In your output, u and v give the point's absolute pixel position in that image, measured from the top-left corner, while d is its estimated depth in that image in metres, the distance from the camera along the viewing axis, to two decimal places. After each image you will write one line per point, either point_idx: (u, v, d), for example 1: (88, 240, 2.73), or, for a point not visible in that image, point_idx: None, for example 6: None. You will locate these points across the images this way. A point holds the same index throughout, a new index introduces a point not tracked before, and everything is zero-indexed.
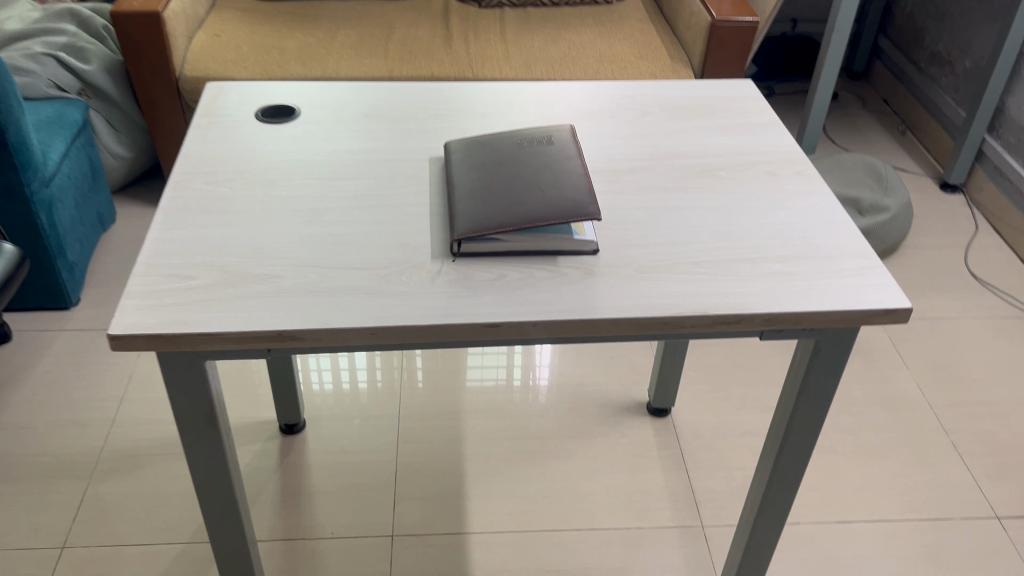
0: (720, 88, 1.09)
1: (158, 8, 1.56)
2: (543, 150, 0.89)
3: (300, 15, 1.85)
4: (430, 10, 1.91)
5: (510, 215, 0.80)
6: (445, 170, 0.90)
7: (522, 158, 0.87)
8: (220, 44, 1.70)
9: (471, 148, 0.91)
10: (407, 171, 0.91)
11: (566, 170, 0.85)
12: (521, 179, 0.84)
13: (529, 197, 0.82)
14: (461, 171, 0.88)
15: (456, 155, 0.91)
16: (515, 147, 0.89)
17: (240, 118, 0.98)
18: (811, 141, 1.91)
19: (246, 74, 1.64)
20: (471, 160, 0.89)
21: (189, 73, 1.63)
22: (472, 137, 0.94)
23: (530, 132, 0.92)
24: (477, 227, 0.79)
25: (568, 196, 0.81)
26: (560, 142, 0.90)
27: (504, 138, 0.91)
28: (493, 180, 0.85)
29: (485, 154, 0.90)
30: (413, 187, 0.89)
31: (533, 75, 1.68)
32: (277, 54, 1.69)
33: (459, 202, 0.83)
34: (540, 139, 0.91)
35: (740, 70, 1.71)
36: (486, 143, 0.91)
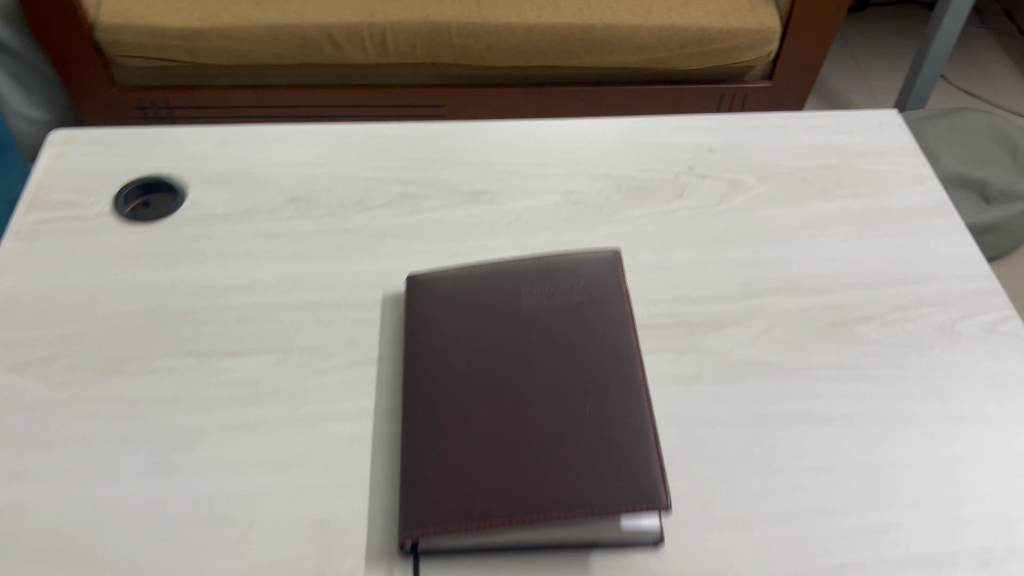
0: (848, 132, 0.70)
1: None
2: (573, 318, 0.52)
3: None
4: None
5: (511, 491, 0.44)
6: (407, 337, 0.54)
7: (536, 338, 0.51)
8: None
9: (451, 299, 0.55)
10: (341, 331, 0.55)
11: (618, 373, 0.49)
12: (534, 392, 0.48)
13: (548, 446, 0.46)
14: (432, 353, 0.52)
15: (426, 312, 0.55)
16: (525, 308, 0.53)
17: (90, 209, 0.62)
18: (923, 91, 1.48)
19: (181, 21, 1.23)
20: (448, 330, 0.53)
21: (107, 20, 1.23)
22: (454, 267, 0.58)
23: (552, 270, 0.55)
24: (451, 514, 0.44)
25: (620, 447, 0.45)
26: (604, 296, 0.53)
27: (507, 283, 0.55)
28: (484, 386, 0.49)
29: (474, 318, 0.54)
30: (349, 372, 0.53)
31: (562, 17, 1.25)
32: None
33: (423, 436, 0.48)
34: (570, 289, 0.54)
35: (841, 10, 1.27)
36: (478, 288, 0.55)
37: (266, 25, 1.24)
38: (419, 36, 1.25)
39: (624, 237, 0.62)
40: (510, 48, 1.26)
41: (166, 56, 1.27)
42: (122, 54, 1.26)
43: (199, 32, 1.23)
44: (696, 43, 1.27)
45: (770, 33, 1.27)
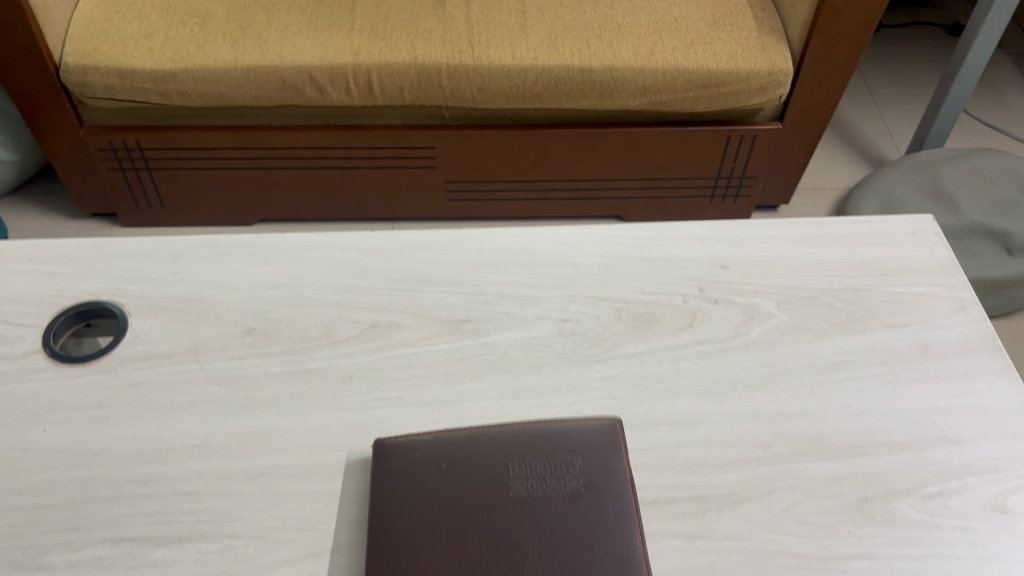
0: (878, 246, 0.62)
1: None
2: (581, 518, 0.45)
3: None
4: None
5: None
6: (372, 528, 0.46)
7: (542, 546, 0.44)
8: (119, 8, 1.19)
9: (428, 479, 0.47)
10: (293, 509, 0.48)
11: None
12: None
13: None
14: (402, 544, 0.45)
15: (396, 495, 0.47)
16: (522, 501, 0.46)
17: (18, 344, 0.54)
18: (941, 130, 1.39)
19: (151, 61, 1.14)
20: (427, 525, 0.45)
21: (71, 59, 1.14)
22: (425, 431, 0.50)
23: (549, 447, 0.48)
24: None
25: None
26: (611, 485, 0.47)
27: (497, 464, 0.47)
28: None
29: (460, 509, 0.46)
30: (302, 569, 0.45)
31: (561, 59, 1.16)
32: (197, 25, 1.18)
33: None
34: (572, 475, 0.47)
35: (861, 50, 1.17)
36: (459, 468, 0.48)
37: (243, 67, 1.14)
38: (406, 78, 1.15)
39: (625, 381, 0.54)
40: (504, 92, 1.17)
41: (136, 99, 1.17)
42: (89, 96, 1.17)
43: (171, 73, 1.13)
44: (702, 85, 1.17)
45: (781, 75, 1.17)
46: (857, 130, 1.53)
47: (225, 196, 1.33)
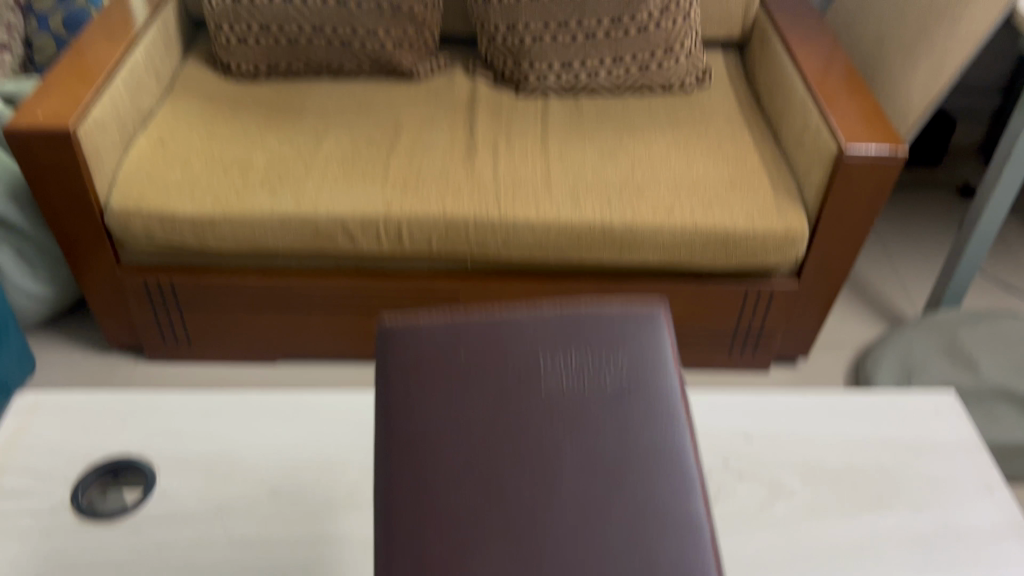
0: (903, 425, 0.63)
1: (72, 123, 1.10)
2: (628, 414, 0.55)
3: (281, 106, 1.40)
4: (451, 98, 1.44)
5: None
6: (416, 410, 0.55)
7: (597, 439, 0.54)
8: (166, 158, 1.25)
9: (498, 342, 0.57)
10: (380, 352, 0.57)
11: (686, 491, 0.53)
12: (601, 498, 0.52)
13: (624, 558, 0.50)
14: (448, 418, 0.55)
15: (471, 347, 0.56)
16: (580, 392, 0.56)
17: (47, 500, 0.55)
18: (958, 290, 1.41)
19: (192, 207, 1.19)
20: (495, 391, 0.55)
21: (117, 204, 1.19)
22: (497, 301, 0.58)
23: (607, 333, 0.57)
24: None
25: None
26: (653, 380, 0.57)
27: (558, 341, 0.57)
28: (520, 472, 0.53)
29: (520, 376, 0.56)
30: (393, 415, 0.55)
31: (584, 214, 1.20)
32: (238, 173, 1.24)
33: (482, 531, 0.51)
34: (626, 360, 0.57)
35: (874, 217, 1.20)
36: (492, 350, 0.57)
37: (279, 215, 1.19)
38: (435, 229, 1.20)
39: None
40: (528, 245, 1.21)
41: (175, 242, 1.21)
42: (130, 238, 1.22)
43: (211, 219, 1.19)
44: (721, 242, 1.21)
45: (797, 236, 1.21)
46: (874, 286, 1.55)
47: (252, 334, 1.36)
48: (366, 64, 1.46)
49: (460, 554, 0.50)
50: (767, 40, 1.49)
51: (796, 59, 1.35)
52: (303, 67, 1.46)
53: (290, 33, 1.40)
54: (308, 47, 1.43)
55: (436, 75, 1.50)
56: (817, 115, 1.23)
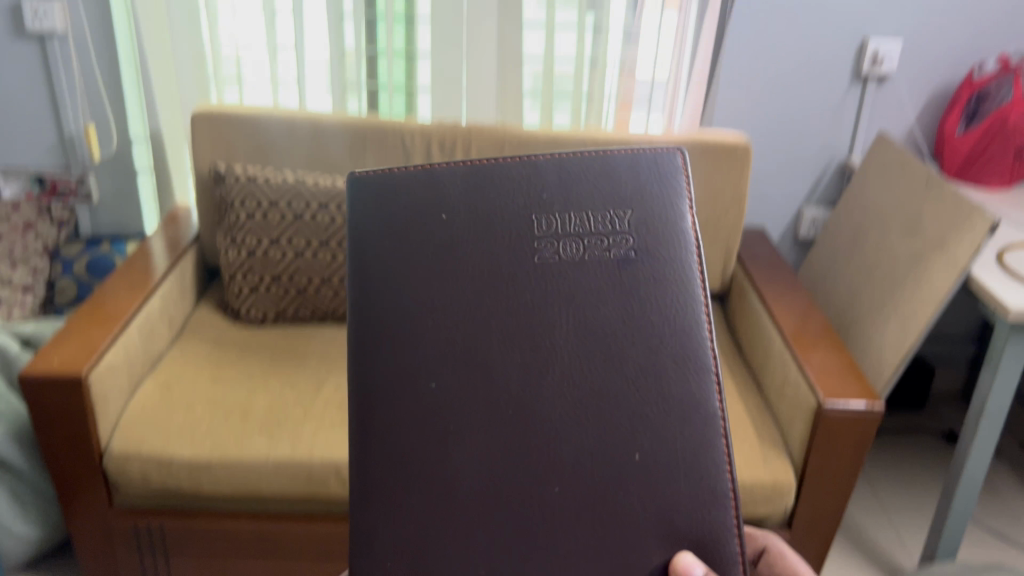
0: None
1: (84, 370, 1.15)
2: (633, 281, 0.73)
3: (285, 352, 1.47)
4: None
5: (588, 485, 0.70)
6: (435, 238, 0.73)
7: (601, 328, 0.72)
8: (169, 402, 1.30)
9: (515, 182, 0.74)
10: (396, 196, 0.75)
11: (688, 377, 0.72)
12: (605, 386, 0.71)
13: (625, 449, 0.70)
14: (462, 279, 0.72)
15: (479, 191, 0.74)
16: (586, 262, 0.73)
17: None
18: (951, 545, 1.41)
19: (189, 452, 1.21)
20: (507, 254, 0.73)
21: (116, 448, 1.21)
22: (504, 156, 0.75)
23: (616, 175, 0.75)
24: (533, 514, 0.70)
25: (680, 451, 0.70)
26: (663, 245, 0.74)
27: (572, 199, 0.74)
28: (539, 354, 0.71)
29: (542, 237, 0.73)
30: (397, 294, 0.73)
31: None
32: (238, 417, 1.28)
33: (488, 417, 0.71)
34: (635, 191, 0.75)
35: (858, 470, 1.22)
36: (502, 210, 0.74)
37: (273, 460, 1.21)
38: None
39: None
40: None
41: (168, 486, 1.22)
42: (125, 481, 1.23)
43: (207, 463, 1.21)
44: None
45: (784, 488, 1.22)
46: (867, 536, 1.54)
47: None
48: None
49: (430, 408, 0.71)
50: (745, 296, 1.60)
51: (772, 316, 1.44)
52: (309, 313, 1.56)
53: (300, 285, 1.53)
54: (316, 295, 1.54)
55: None
56: (794, 369, 1.29)
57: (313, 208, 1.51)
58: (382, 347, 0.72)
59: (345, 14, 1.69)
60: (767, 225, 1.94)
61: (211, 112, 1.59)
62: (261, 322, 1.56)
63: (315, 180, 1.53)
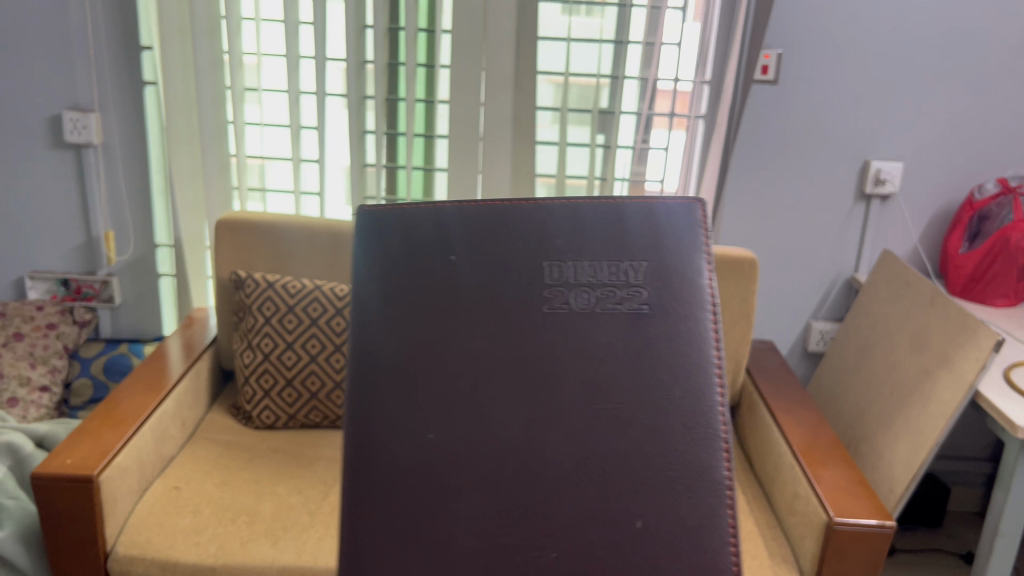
0: None
1: (95, 471, 1.16)
2: (644, 336, 0.78)
3: (296, 457, 1.48)
4: None
5: (586, 547, 0.74)
6: (446, 282, 0.80)
7: (611, 383, 0.77)
8: (178, 505, 1.30)
9: (536, 230, 0.81)
10: (417, 234, 0.81)
11: (696, 438, 0.76)
12: (609, 442, 0.76)
13: (627, 515, 0.75)
14: (472, 325, 0.79)
15: (494, 242, 0.81)
16: (597, 312, 0.79)
17: None
18: None
19: (194, 556, 1.20)
20: (519, 302, 0.79)
21: (121, 551, 1.21)
22: (530, 197, 0.82)
23: (634, 228, 0.81)
24: (527, 568, 0.74)
25: (685, 518, 0.75)
26: (675, 302, 0.79)
27: (587, 253, 0.80)
28: (552, 404, 0.77)
29: (554, 286, 0.79)
30: (406, 338, 0.79)
31: None
32: (244, 521, 1.28)
33: (488, 468, 0.76)
34: (652, 243, 0.80)
35: None
36: (516, 257, 0.80)
37: (278, 566, 1.20)
38: None
39: None
40: None
41: None
42: None
43: (211, 568, 1.19)
44: None
45: None
46: None
47: None
48: None
49: (433, 456, 0.76)
50: (755, 408, 1.60)
51: (782, 429, 1.44)
52: (320, 419, 1.58)
53: (312, 389, 1.55)
54: (328, 400, 1.56)
55: None
56: (805, 483, 1.28)
57: (329, 313, 1.55)
58: (390, 389, 0.78)
59: (367, 133, 1.83)
60: (776, 342, 1.96)
61: (234, 221, 1.65)
62: (271, 426, 1.57)
63: (334, 285, 1.58)
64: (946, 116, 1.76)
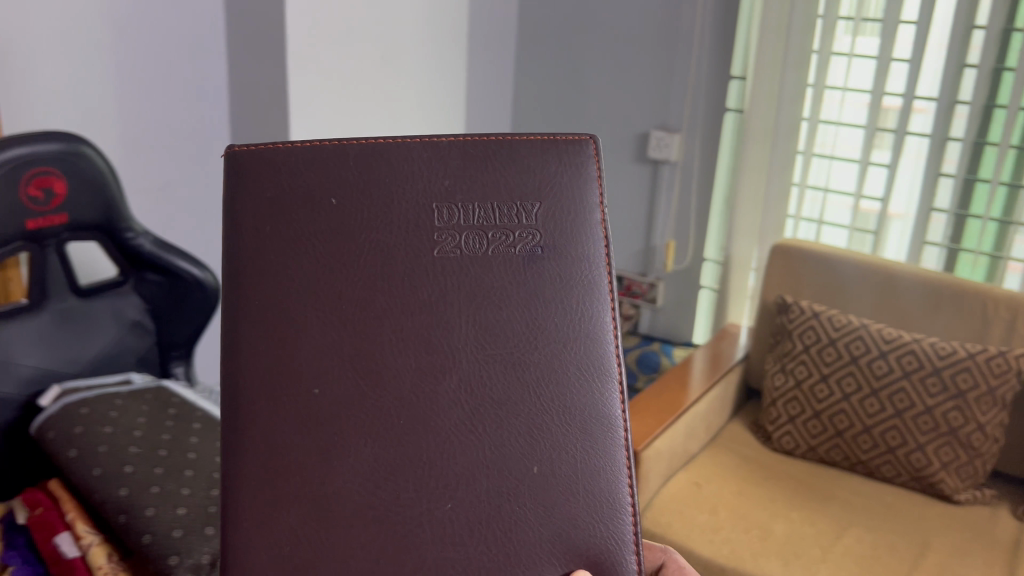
0: None
1: (639, 445, 1.47)
2: (535, 277, 0.78)
3: (811, 493, 1.58)
4: (989, 533, 1.47)
5: (485, 482, 0.75)
6: (296, 219, 0.74)
7: (501, 329, 0.76)
8: (696, 499, 1.55)
9: (428, 168, 0.77)
10: (295, 186, 0.75)
11: (588, 381, 0.78)
12: (499, 378, 0.76)
13: (521, 463, 0.76)
14: (323, 266, 0.74)
15: (373, 175, 0.76)
16: (489, 257, 0.77)
17: None
18: None
19: (708, 551, 1.42)
20: (406, 249, 0.75)
21: (648, 524, 1.50)
22: (404, 134, 0.77)
23: (521, 164, 0.78)
24: (422, 518, 0.74)
25: (577, 463, 0.77)
26: (569, 246, 0.79)
27: (465, 188, 0.77)
28: (409, 331, 0.75)
29: (445, 230, 0.76)
30: (284, 281, 0.74)
31: None
32: (758, 535, 1.45)
33: (378, 414, 0.74)
34: (540, 183, 0.79)
35: None
36: (370, 191, 0.75)
37: None
38: None
39: None
40: None
41: None
42: None
43: (721, 567, 1.39)
44: None
45: None
46: None
47: None
48: (904, 475, 1.58)
49: (315, 414, 0.73)
50: None
51: None
52: (840, 457, 1.64)
53: (839, 428, 1.62)
54: (852, 442, 1.61)
55: (980, 503, 1.55)
56: None
57: (872, 354, 1.60)
58: (287, 343, 0.73)
59: (943, 176, 1.75)
60: None
61: (787, 246, 1.82)
62: (790, 452, 1.70)
63: (880, 328, 1.63)
64: None
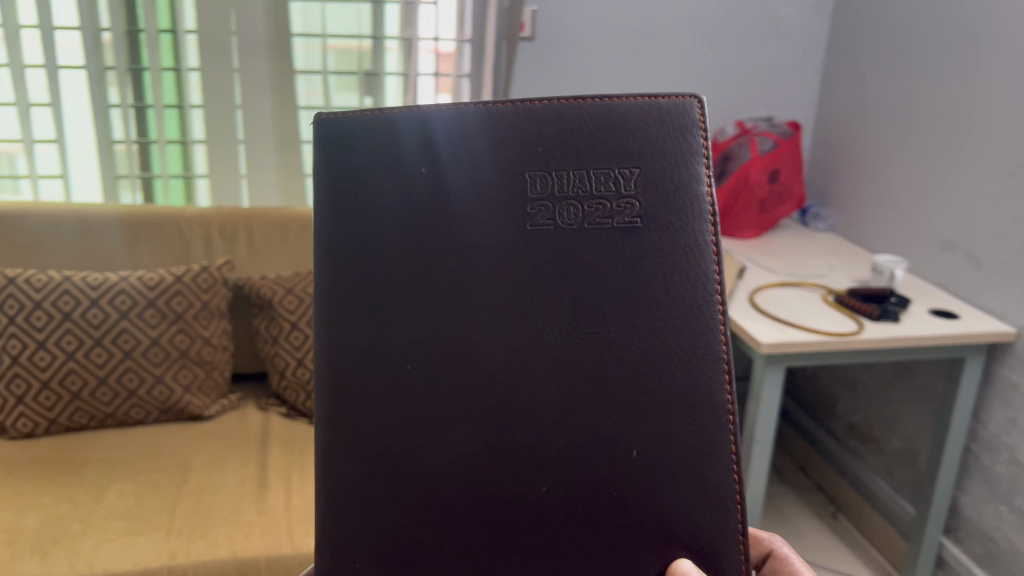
0: None
1: None
2: (643, 260, 0.59)
3: (62, 465, 1.37)
4: (244, 435, 1.49)
5: (584, 522, 0.60)
6: (361, 198, 0.60)
7: (603, 327, 0.59)
8: None
9: (523, 131, 0.59)
10: (373, 159, 0.60)
11: (703, 389, 0.60)
12: (621, 383, 0.59)
13: (630, 485, 0.60)
14: (375, 268, 0.59)
15: (457, 147, 0.59)
16: (588, 238, 0.59)
17: None
18: None
19: None
20: (473, 238, 0.59)
21: None
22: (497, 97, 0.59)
23: (623, 125, 0.59)
24: (522, 549, 0.60)
25: (692, 485, 0.59)
26: (679, 221, 0.59)
27: (558, 149, 0.59)
28: (499, 350, 0.59)
29: (537, 203, 0.59)
30: (360, 282, 0.60)
31: None
32: (5, 541, 1.18)
33: (471, 443, 0.60)
34: (646, 144, 0.59)
35: None
36: (419, 166, 0.59)
37: None
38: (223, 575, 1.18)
39: None
40: None
41: None
42: None
43: None
44: None
45: None
46: None
47: None
48: (154, 410, 1.49)
49: (399, 439, 0.60)
50: None
51: None
52: (87, 418, 1.46)
53: (73, 390, 1.44)
54: (93, 398, 1.45)
55: (228, 410, 1.57)
56: None
57: (84, 305, 1.45)
58: (360, 345, 0.60)
59: (111, 108, 1.70)
60: None
61: None
62: (30, 433, 1.44)
63: (84, 276, 1.48)
64: (699, 66, 1.94)
